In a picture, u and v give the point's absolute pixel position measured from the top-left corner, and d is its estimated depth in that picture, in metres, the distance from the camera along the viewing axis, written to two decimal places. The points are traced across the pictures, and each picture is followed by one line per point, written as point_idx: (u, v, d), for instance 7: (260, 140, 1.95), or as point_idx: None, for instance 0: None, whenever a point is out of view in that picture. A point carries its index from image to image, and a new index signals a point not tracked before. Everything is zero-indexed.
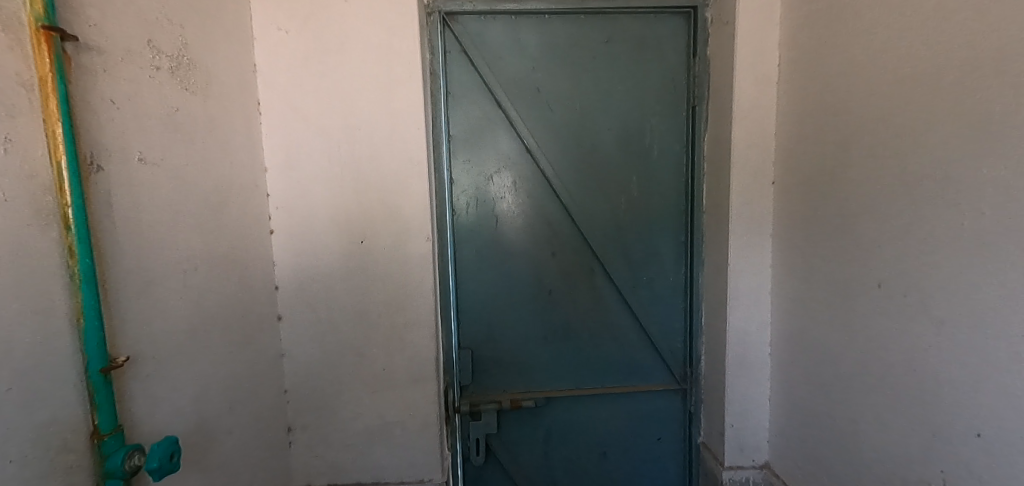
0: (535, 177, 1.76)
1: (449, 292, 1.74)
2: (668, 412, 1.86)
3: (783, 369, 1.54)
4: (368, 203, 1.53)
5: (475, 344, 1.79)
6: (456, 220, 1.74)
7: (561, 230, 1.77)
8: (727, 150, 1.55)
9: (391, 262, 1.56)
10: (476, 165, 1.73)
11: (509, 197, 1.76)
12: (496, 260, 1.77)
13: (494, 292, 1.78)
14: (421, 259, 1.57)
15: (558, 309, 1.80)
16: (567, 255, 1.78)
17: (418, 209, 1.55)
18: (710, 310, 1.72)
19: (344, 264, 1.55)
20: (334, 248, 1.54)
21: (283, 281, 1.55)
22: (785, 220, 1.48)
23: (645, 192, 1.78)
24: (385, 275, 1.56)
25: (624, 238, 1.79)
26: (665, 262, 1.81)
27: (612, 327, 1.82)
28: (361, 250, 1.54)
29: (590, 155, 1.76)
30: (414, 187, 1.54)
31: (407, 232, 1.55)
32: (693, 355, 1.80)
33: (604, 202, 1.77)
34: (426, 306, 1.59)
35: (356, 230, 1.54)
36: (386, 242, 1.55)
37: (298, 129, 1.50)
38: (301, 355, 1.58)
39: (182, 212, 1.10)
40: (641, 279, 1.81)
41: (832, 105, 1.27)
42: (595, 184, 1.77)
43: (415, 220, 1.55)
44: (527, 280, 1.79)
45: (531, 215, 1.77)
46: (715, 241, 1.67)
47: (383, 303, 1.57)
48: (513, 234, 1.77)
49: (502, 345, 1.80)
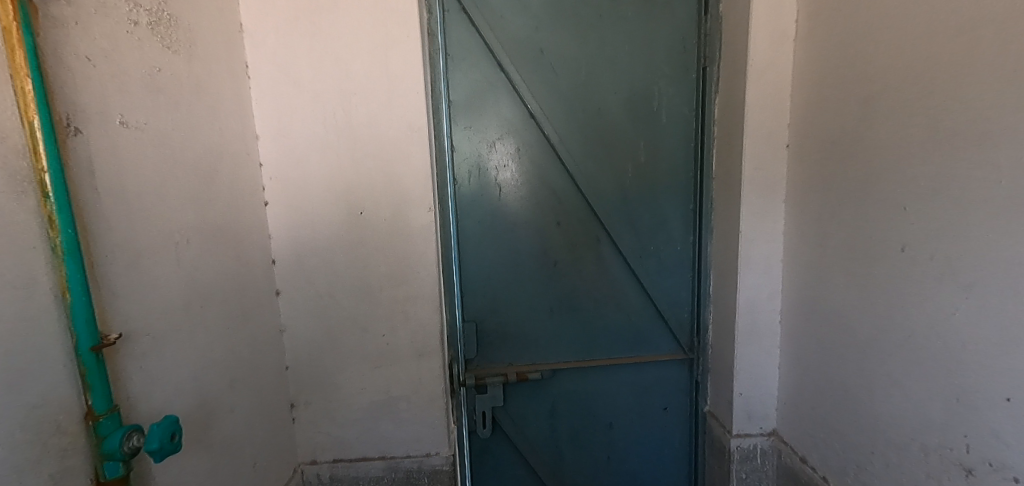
0: (539, 144, 1.69)
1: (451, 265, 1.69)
2: (675, 382, 1.85)
3: (795, 337, 1.52)
4: (366, 172, 1.47)
5: (479, 317, 1.75)
6: (457, 190, 1.68)
7: (566, 199, 1.72)
8: (740, 113, 1.49)
9: (392, 234, 1.50)
10: (477, 132, 1.66)
11: (512, 166, 1.69)
12: (499, 230, 1.72)
13: (498, 264, 1.74)
14: (423, 230, 1.51)
15: (564, 281, 1.76)
16: (572, 225, 1.73)
17: (419, 178, 1.49)
18: (719, 279, 1.68)
19: (344, 237, 1.49)
20: (332, 220, 1.48)
21: (280, 255, 1.49)
22: (801, 185, 1.44)
23: (653, 158, 1.72)
24: (386, 247, 1.51)
25: (630, 207, 1.73)
26: (673, 231, 1.77)
27: (619, 298, 1.79)
28: (360, 222, 1.49)
29: (596, 121, 1.69)
30: (414, 155, 1.47)
31: (407, 202, 1.49)
32: (701, 325, 1.78)
33: (610, 169, 1.71)
34: (429, 280, 1.54)
35: (355, 201, 1.47)
36: (387, 213, 1.49)
37: (290, 95, 1.42)
38: (301, 330, 1.53)
39: (170, 181, 1.03)
40: (648, 248, 1.76)
41: (855, 61, 1.21)
42: (601, 151, 1.70)
43: (416, 189, 1.49)
44: (531, 251, 1.74)
45: (535, 184, 1.71)
46: (725, 209, 1.62)
47: (385, 276, 1.52)
48: (516, 204, 1.71)
49: (507, 317, 1.76)
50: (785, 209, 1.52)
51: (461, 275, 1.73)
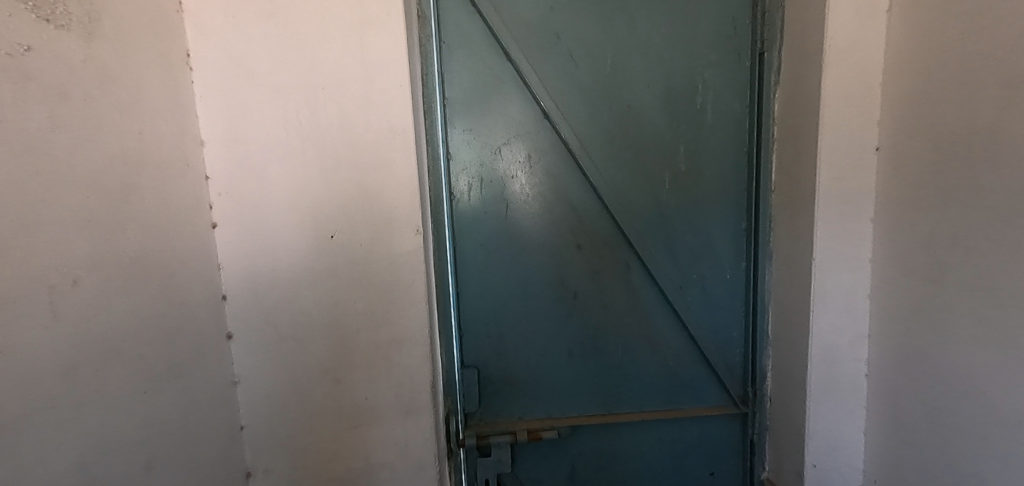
0: (555, 150, 1.38)
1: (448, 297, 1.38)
2: (723, 441, 1.50)
3: (891, 395, 1.17)
4: (338, 185, 1.17)
5: (482, 361, 1.44)
6: (454, 206, 1.38)
7: (588, 217, 1.40)
8: (814, 107, 1.17)
9: (372, 263, 1.21)
10: (479, 135, 1.36)
11: (521, 176, 1.38)
12: (507, 255, 1.41)
13: (505, 297, 1.42)
14: (410, 257, 1.22)
15: (586, 317, 1.44)
16: (596, 248, 1.41)
17: (404, 193, 1.19)
18: (783, 317, 1.34)
19: (312, 266, 1.20)
20: (297, 245, 1.19)
21: (232, 289, 1.20)
22: (901, 200, 1.10)
23: (695, 166, 1.40)
24: (365, 278, 1.21)
25: (667, 226, 1.41)
26: (721, 256, 1.43)
27: (653, 338, 1.46)
28: (332, 247, 1.19)
29: (625, 121, 1.37)
30: (398, 164, 1.18)
31: (390, 221, 1.19)
32: (757, 373, 1.44)
33: (643, 180, 1.39)
34: (418, 319, 1.24)
35: (324, 221, 1.18)
36: (364, 236, 1.19)
37: (243, 89, 1.13)
38: (260, 381, 1.24)
39: (48, 200, 0.75)
40: (690, 277, 1.44)
41: (996, 31, 0.89)
42: (632, 158, 1.39)
43: (400, 206, 1.19)
44: (545, 280, 1.42)
45: (549, 198, 1.40)
46: (790, 229, 1.28)
47: (363, 314, 1.22)
48: (527, 223, 1.40)
49: (517, 361, 1.44)
50: (874, 230, 1.18)
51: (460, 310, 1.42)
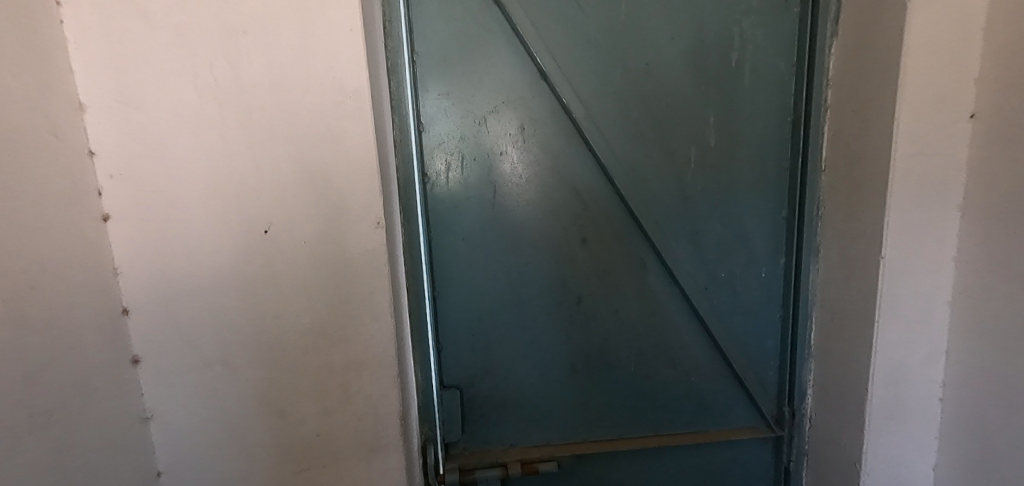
0: (555, 120, 1.10)
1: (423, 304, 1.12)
2: (753, 468, 1.27)
3: (975, 428, 0.94)
4: (271, 165, 0.89)
5: (465, 380, 1.18)
6: (430, 191, 1.11)
7: (596, 204, 1.14)
8: (892, 62, 0.90)
9: (320, 265, 0.93)
10: (458, 101, 1.08)
11: (512, 154, 1.11)
12: (495, 252, 1.15)
13: (493, 303, 1.16)
14: (371, 258, 0.94)
15: (592, 326, 1.18)
16: (604, 242, 1.15)
17: (360, 175, 0.91)
18: (833, 326, 1.10)
19: (241, 270, 0.92)
20: (221, 244, 0.91)
21: (136, 301, 0.92)
22: (1005, 184, 0.85)
23: (728, 141, 1.13)
24: (311, 285, 0.94)
25: (691, 216, 1.15)
26: (756, 251, 1.18)
27: (673, 349, 1.21)
28: (266, 246, 0.92)
29: (642, 84, 1.10)
30: (350, 137, 0.90)
31: (342, 211, 0.92)
32: (795, 390, 1.20)
33: (663, 157, 1.13)
34: (383, 336, 0.98)
35: (255, 212, 0.90)
36: (307, 231, 0.92)
37: (135, 34, 0.84)
38: (179, 417, 0.97)
39: None
40: (718, 277, 1.19)
41: None
42: (651, 130, 1.11)
43: (354, 192, 0.92)
44: (543, 282, 1.16)
45: (547, 181, 1.12)
46: (848, 220, 1.03)
47: (311, 331, 0.95)
48: (520, 212, 1.13)
49: (509, 380, 1.19)
50: (961, 222, 0.94)
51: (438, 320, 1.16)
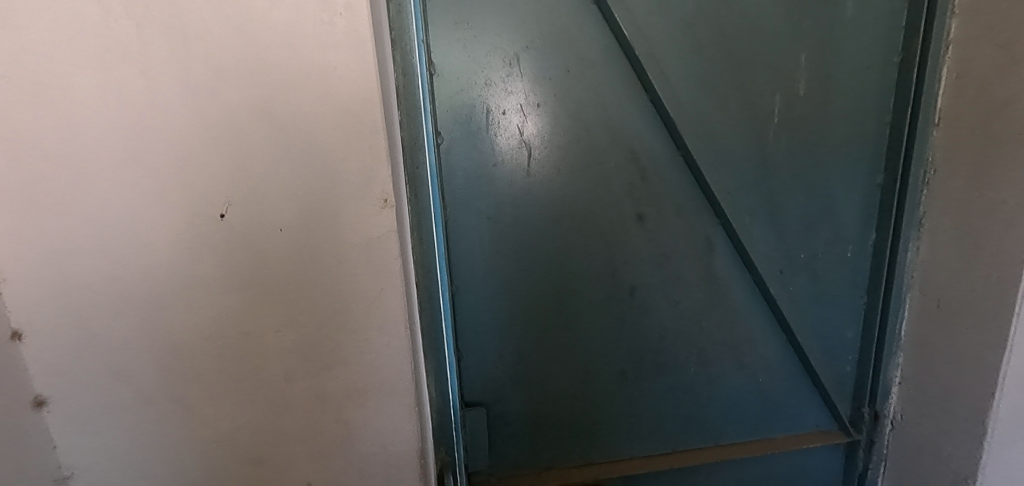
0: (607, 61, 0.85)
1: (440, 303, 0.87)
2: (822, 477, 1.10)
3: None
4: (224, 118, 0.61)
5: (492, 393, 0.95)
6: (443, 154, 0.85)
7: (656, 171, 0.90)
8: None
9: (304, 263, 0.66)
10: (482, 32, 0.81)
11: (549, 106, 0.85)
12: (529, 233, 0.90)
13: (526, 298, 0.92)
14: (376, 251, 0.68)
15: (648, 322, 0.96)
16: (663, 218, 0.92)
17: (357, 133, 0.64)
18: (941, 316, 0.92)
19: (190, 273, 0.64)
20: (155, 235, 0.62)
21: (28, 322, 0.62)
22: None
23: (820, 88, 0.90)
24: (292, 290, 0.67)
25: (771, 184, 0.93)
26: (843, 226, 0.97)
27: (740, 346, 1.01)
28: (225, 236, 0.64)
29: (720, 11, 0.84)
30: (341, 77, 0.62)
31: (333, 185, 0.65)
32: (879, 389, 1.02)
33: (742, 109, 0.89)
34: (396, 354, 0.72)
35: (206, 188, 0.62)
36: (283, 214, 0.64)
37: None
38: (110, 475, 0.70)
39: None
40: (797, 259, 0.97)
41: None
42: (728, 74, 0.87)
43: (350, 156, 0.64)
44: (587, 270, 0.92)
45: (596, 142, 0.87)
46: (978, 188, 0.84)
47: (296, 352, 0.69)
48: (560, 182, 0.88)
49: (545, 391, 0.97)
50: None
51: (458, 322, 0.92)
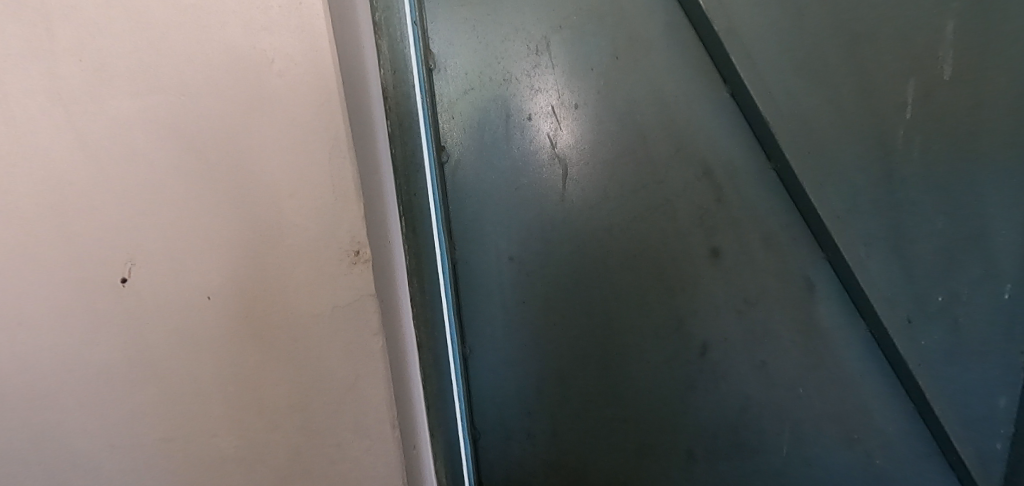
0: (674, 57, 0.68)
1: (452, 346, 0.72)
2: None
3: None
4: (114, 143, 0.41)
5: (516, 463, 0.80)
6: (453, 169, 0.69)
7: (737, 189, 0.70)
8: None
9: (245, 342, 0.47)
10: (499, 16, 0.66)
11: (589, 107, 0.69)
12: (564, 269, 0.73)
13: (564, 345, 0.75)
14: (346, 324, 0.47)
15: (725, 388, 0.76)
16: (742, 249, 0.72)
17: (311, 156, 0.43)
18: None
19: (82, 361, 0.45)
20: (32, 310, 0.44)
21: None
22: None
23: (967, 69, 0.66)
24: (231, 380, 0.47)
25: (889, 202, 0.69)
26: (1000, 257, 0.70)
27: (850, 419, 0.77)
28: (128, 310, 0.45)
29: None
30: (283, 76, 0.41)
31: (280, 235, 0.44)
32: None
33: (859, 104, 0.67)
34: (382, 464, 0.51)
35: (99, 242, 0.43)
36: (210, 276, 0.45)
37: None
38: None
39: None
40: (931, 303, 0.72)
41: None
42: (839, 59, 0.66)
43: (302, 191, 0.44)
44: (641, 314, 0.74)
45: (654, 151, 0.70)
46: None
47: (242, 465, 0.50)
48: (605, 199, 0.71)
49: (588, 463, 0.80)
50: None
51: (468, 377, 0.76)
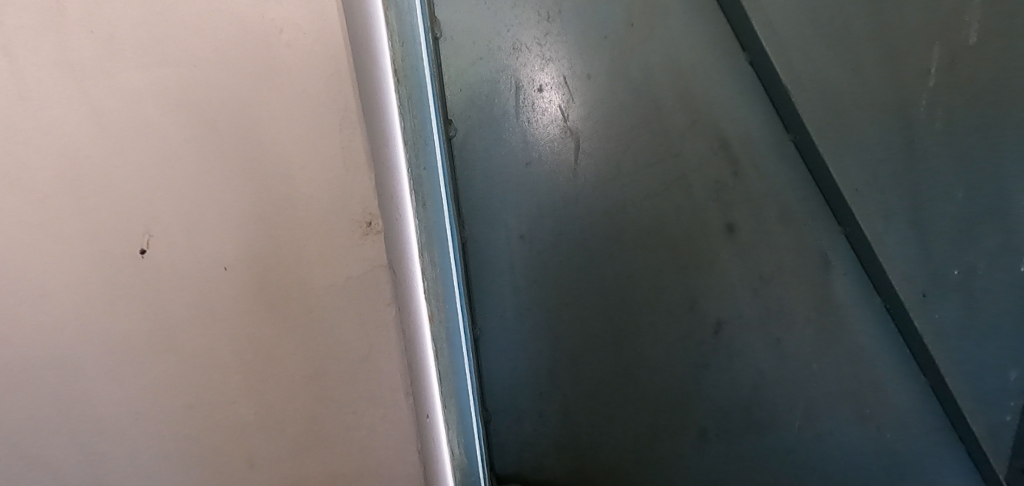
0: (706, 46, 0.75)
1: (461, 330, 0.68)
2: None
3: None
4: (126, 116, 0.42)
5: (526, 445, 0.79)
6: (462, 145, 0.72)
7: (755, 164, 0.75)
8: None
9: (259, 314, 0.47)
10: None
11: (597, 81, 0.74)
12: (575, 243, 0.75)
13: (577, 316, 0.77)
14: (359, 295, 0.48)
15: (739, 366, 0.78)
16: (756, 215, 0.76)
17: (323, 128, 0.44)
18: None
19: (105, 334, 0.47)
20: (51, 285, 0.45)
21: None
22: None
23: (995, 34, 0.67)
24: (249, 350, 0.49)
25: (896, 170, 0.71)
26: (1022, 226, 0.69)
27: (859, 395, 0.79)
28: (145, 283, 0.46)
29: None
30: (292, 47, 0.42)
31: (293, 208, 0.45)
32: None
33: (880, 76, 0.70)
34: (397, 430, 0.53)
35: (115, 217, 0.44)
36: (224, 248, 0.45)
37: None
38: None
39: None
40: (949, 277, 0.72)
41: None
42: (861, 32, 0.70)
43: (313, 164, 0.44)
44: (651, 288, 0.77)
45: (667, 121, 0.75)
46: None
47: (261, 433, 0.51)
48: (617, 172, 0.75)
49: (601, 446, 0.79)
50: None
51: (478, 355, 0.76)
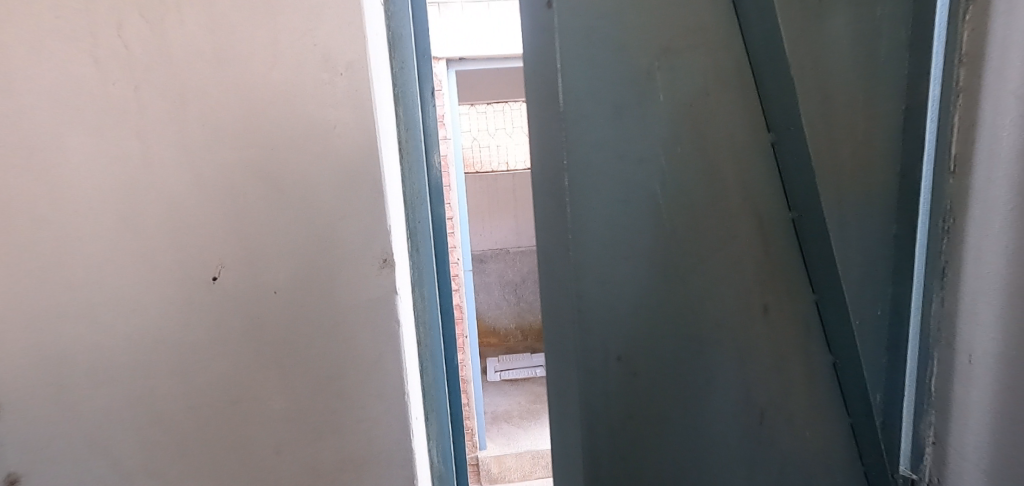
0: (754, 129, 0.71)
1: (449, 347, 0.87)
2: None
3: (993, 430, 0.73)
4: (220, 179, 0.59)
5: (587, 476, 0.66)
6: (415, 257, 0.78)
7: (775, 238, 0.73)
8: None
9: (296, 326, 0.63)
10: (632, 41, 0.62)
11: (620, 178, 0.62)
12: (618, 388, 0.65)
13: (597, 445, 0.65)
14: (374, 312, 0.64)
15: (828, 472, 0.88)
16: (778, 273, 0.73)
17: (356, 190, 0.61)
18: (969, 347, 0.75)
19: (177, 339, 0.62)
20: (142, 301, 0.60)
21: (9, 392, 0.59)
22: None
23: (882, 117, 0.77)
24: (287, 353, 0.64)
25: (862, 213, 0.78)
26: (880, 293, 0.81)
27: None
28: (216, 300, 0.61)
29: (808, 46, 0.72)
30: (339, 135, 0.60)
31: (332, 247, 0.62)
32: (927, 422, 0.82)
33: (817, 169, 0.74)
34: (394, 425, 0.67)
35: (199, 251, 0.60)
36: (278, 275, 0.62)
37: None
38: None
39: None
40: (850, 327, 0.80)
41: None
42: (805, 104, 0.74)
43: (349, 216, 0.61)
44: (687, 428, 0.70)
45: (716, 187, 0.69)
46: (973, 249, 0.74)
47: (288, 422, 0.65)
48: (625, 297, 0.64)
49: None
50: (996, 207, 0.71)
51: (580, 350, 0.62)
